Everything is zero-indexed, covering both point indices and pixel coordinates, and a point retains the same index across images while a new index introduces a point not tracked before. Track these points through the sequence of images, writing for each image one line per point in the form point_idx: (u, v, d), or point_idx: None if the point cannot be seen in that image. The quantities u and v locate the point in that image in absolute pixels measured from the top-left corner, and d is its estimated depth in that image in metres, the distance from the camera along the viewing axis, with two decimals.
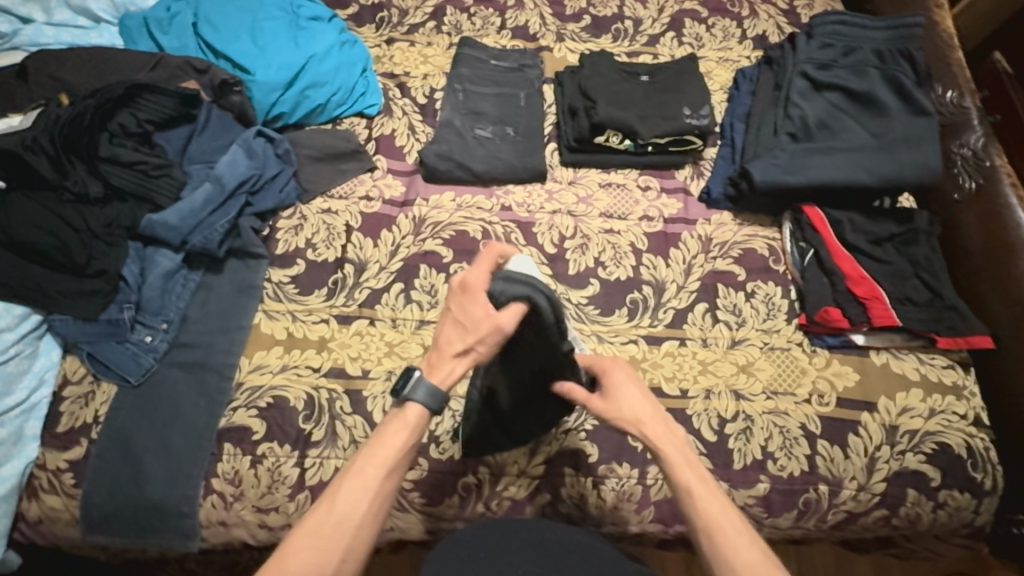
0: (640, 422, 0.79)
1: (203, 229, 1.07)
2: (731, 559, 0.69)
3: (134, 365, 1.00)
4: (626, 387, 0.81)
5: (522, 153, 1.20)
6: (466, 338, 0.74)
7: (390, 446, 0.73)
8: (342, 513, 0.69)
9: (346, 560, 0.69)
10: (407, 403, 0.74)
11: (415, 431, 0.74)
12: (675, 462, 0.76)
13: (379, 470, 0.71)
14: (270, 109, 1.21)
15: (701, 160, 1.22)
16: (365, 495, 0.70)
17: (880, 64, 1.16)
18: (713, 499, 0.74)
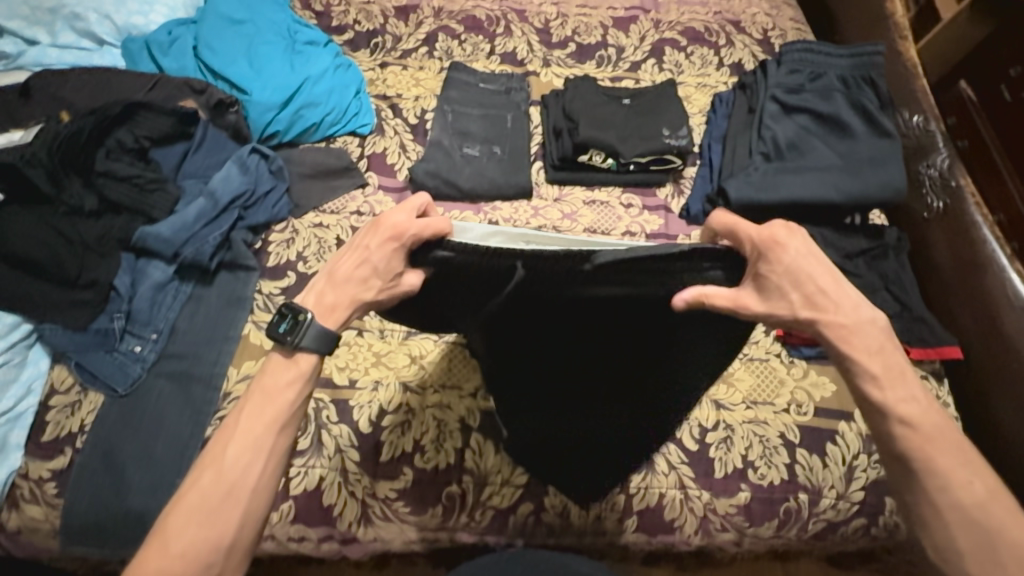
0: (821, 318, 0.64)
1: (195, 242, 1.10)
2: (935, 489, 0.64)
3: (122, 375, 1.01)
4: (800, 275, 0.64)
5: (508, 171, 1.24)
6: (371, 284, 0.70)
7: (279, 402, 0.68)
8: (232, 479, 0.65)
9: (245, 525, 0.66)
10: (296, 351, 0.69)
11: (306, 382, 0.70)
12: (876, 375, 0.65)
13: (269, 429, 0.67)
14: (265, 127, 1.25)
15: (681, 178, 1.27)
16: (257, 457, 0.66)
17: (845, 90, 1.23)
18: (919, 415, 0.64)
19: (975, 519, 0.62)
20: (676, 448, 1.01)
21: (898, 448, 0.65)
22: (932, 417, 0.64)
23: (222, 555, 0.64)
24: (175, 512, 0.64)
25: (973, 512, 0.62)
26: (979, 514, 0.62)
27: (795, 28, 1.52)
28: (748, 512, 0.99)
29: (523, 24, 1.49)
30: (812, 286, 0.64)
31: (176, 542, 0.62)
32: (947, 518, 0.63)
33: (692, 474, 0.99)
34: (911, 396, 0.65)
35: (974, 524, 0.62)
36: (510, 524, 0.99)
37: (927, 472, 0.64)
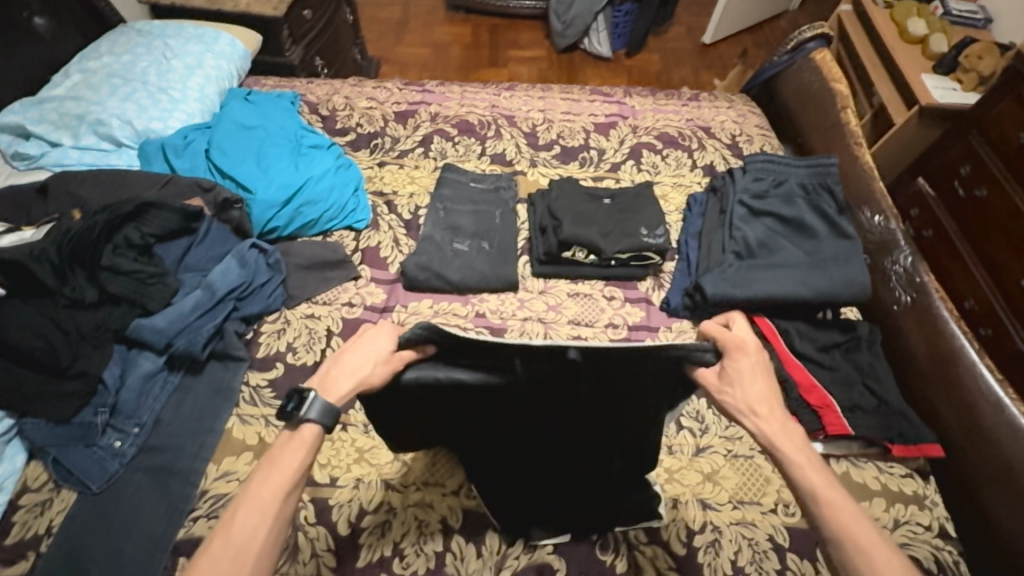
0: (754, 412, 0.75)
1: (188, 333, 1.11)
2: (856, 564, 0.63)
3: (98, 471, 1.00)
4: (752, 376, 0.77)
5: (496, 264, 1.30)
6: (370, 361, 0.76)
7: (286, 468, 0.68)
8: (240, 543, 0.62)
9: None
10: (302, 424, 0.71)
11: (311, 452, 0.71)
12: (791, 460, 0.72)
13: (287, 495, 0.67)
14: (266, 223, 1.33)
15: (661, 272, 1.34)
16: (263, 521, 0.64)
17: (807, 196, 1.33)
18: (834, 500, 0.68)
19: None
20: (664, 553, 0.98)
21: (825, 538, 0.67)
22: (854, 510, 0.67)
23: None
24: None
25: None
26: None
27: (760, 134, 1.67)
28: None
29: (512, 129, 1.62)
30: (752, 390, 0.77)
31: None
32: None
33: None
34: (832, 484, 0.69)
35: None
36: None
37: (859, 562, 0.63)
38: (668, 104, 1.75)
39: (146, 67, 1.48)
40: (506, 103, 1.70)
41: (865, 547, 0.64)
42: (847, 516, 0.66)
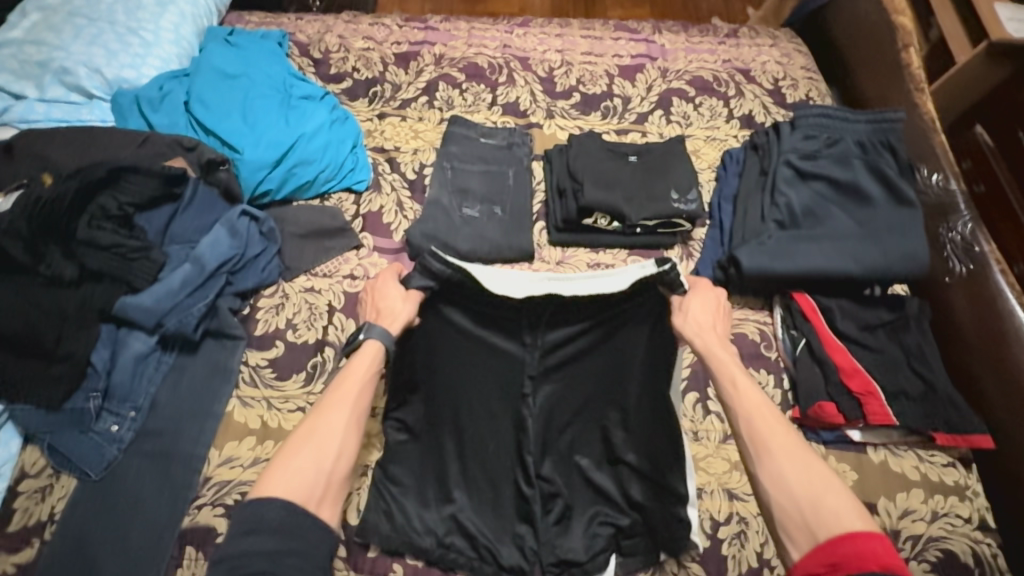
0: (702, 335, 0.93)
1: (178, 312, 1.04)
2: (768, 445, 0.80)
3: (96, 458, 0.96)
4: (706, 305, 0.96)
5: (509, 232, 1.19)
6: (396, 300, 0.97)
7: (358, 374, 0.87)
8: (327, 424, 0.81)
9: (340, 457, 0.80)
10: (364, 341, 0.91)
11: (376, 363, 0.89)
12: (728, 373, 0.89)
13: (361, 391, 0.86)
14: (257, 186, 1.20)
15: (690, 240, 1.22)
16: (343, 407, 0.83)
17: (863, 155, 1.17)
18: (760, 408, 0.84)
19: (792, 455, 0.79)
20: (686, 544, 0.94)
21: (744, 439, 0.83)
22: (776, 420, 0.82)
23: (323, 487, 0.77)
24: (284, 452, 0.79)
25: (794, 454, 0.79)
26: (811, 494, 0.75)
27: (806, 78, 1.47)
28: None
29: (526, 73, 1.44)
30: (711, 315, 0.96)
31: (291, 463, 0.77)
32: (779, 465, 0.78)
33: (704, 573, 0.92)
34: (755, 394, 0.85)
35: (792, 459, 0.79)
36: None
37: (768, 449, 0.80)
38: (704, 42, 1.54)
39: (112, 5, 1.31)
40: (519, 43, 1.51)
41: (769, 446, 0.80)
42: (776, 428, 0.82)
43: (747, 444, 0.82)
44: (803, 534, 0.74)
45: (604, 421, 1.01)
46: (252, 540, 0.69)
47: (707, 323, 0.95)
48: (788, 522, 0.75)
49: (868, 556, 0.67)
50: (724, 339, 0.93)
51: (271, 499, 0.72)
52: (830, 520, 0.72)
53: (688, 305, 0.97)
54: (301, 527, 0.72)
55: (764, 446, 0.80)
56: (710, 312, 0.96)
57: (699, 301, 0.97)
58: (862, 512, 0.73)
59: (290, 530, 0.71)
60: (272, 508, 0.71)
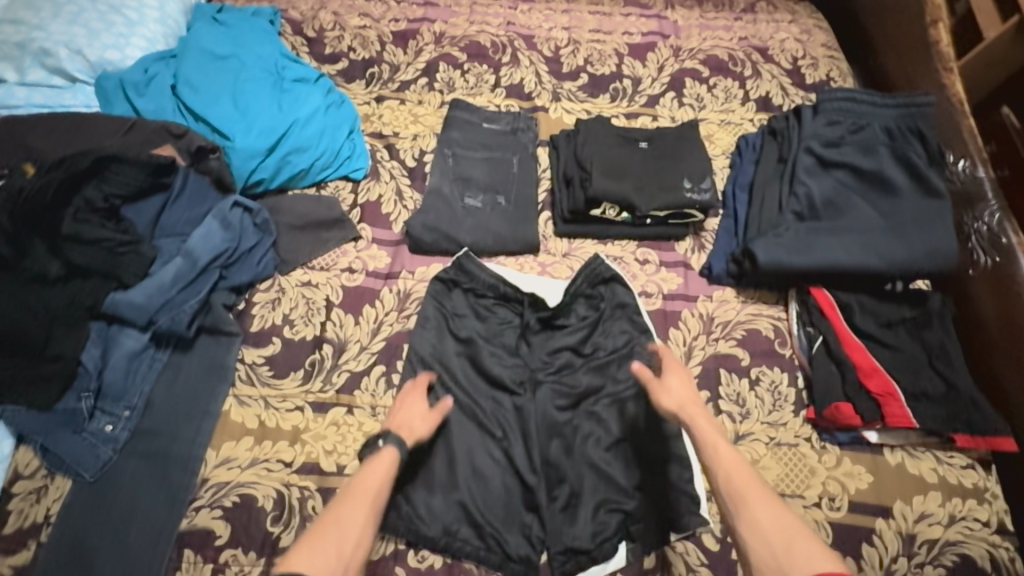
0: (682, 407, 0.90)
1: (170, 309, 1.00)
2: (745, 506, 0.76)
3: (91, 459, 0.93)
4: (682, 379, 0.94)
5: (513, 224, 1.14)
6: (415, 415, 0.92)
7: (376, 473, 0.84)
8: (345, 517, 0.77)
9: (359, 545, 0.76)
10: (384, 447, 0.87)
11: (393, 468, 0.85)
12: (703, 433, 0.86)
13: (379, 489, 0.82)
14: (250, 175, 1.15)
15: (701, 231, 1.17)
16: (362, 507, 0.79)
17: (889, 142, 1.11)
18: (736, 463, 0.81)
19: (770, 514, 0.75)
20: (695, 549, 0.91)
21: (720, 492, 0.79)
22: (748, 473, 0.80)
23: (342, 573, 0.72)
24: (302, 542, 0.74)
25: (772, 512, 0.75)
26: (785, 540, 0.72)
27: (827, 56, 1.39)
28: None
29: (531, 52, 1.37)
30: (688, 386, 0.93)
31: (312, 551, 0.72)
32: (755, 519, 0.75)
33: None
34: (730, 456, 0.82)
35: (772, 519, 0.74)
36: None
37: (745, 510, 0.76)
38: (719, 18, 1.45)
39: None
40: (524, 20, 1.43)
41: (746, 497, 0.77)
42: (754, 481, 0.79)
43: (723, 492, 0.79)
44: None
45: (610, 422, 0.98)
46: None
47: (685, 395, 0.91)
48: None
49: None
50: (703, 409, 0.90)
51: None
52: (804, 564, 0.69)
53: (667, 381, 0.93)
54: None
55: (741, 499, 0.77)
56: (688, 388, 0.93)
57: (676, 373, 0.94)
58: (831, 557, 0.70)
59: None
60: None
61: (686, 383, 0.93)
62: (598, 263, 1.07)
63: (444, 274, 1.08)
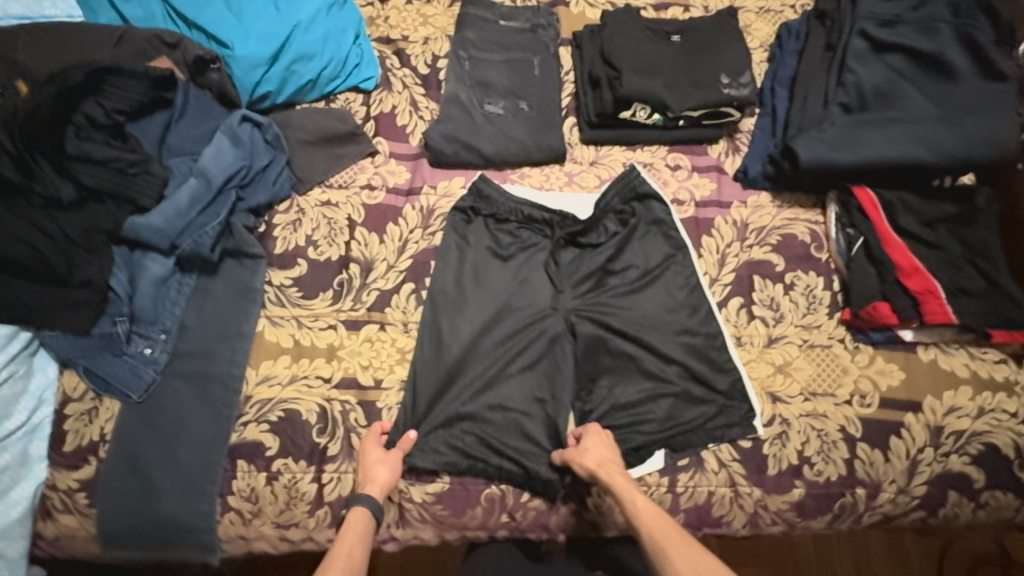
0: (602, 465, 0.88)
1: (192, 232, 0.98)
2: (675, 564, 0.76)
3: (135, 380, 0.95)
4: (599, 446, 0.90)
5: (537, 131, 1.07)
6: (375, 465, 0.90)
7: (350, 535, 0.84)
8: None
9: None
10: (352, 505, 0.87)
11: (368, 524, 0.86)
12: (629, 494, 0.85)
13: (359, 552, 0.83)
14: (254, 88, 1.07)
15: (736, 132, 1.10)
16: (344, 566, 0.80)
17: (951, 20, 1.00)
18: (656, 513, 0.82)
19: None
20: (728, 446, 0.94)
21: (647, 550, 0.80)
22: (680, 535, 0.79)
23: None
24: None
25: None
26: None
27: None
28: (801, 508, 0.94)
29: None
30: (599, 449, 0.90)
31: None
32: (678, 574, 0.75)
33: (744, 471, 0.94)
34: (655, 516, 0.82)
35: None
36: (552, 523, 0.94)
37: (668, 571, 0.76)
38: None
39: None
40: None
41: (672, 559, 0.77)
42: (689, 543, 0.78)
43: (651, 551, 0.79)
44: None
45: (643, 328, 0.98)
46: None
47: (603, 454, 0.89)
48: None
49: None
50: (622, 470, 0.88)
51: None
52: None
53: (585, 443, 0.91)
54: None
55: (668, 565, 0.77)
56: (606, 447, 0.90)
57: (593, 436, 0.92)
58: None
59: None
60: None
61: (605, 447, 0.90)
62: (633, 176, 1.04)
63: (462, 204, 1.04)
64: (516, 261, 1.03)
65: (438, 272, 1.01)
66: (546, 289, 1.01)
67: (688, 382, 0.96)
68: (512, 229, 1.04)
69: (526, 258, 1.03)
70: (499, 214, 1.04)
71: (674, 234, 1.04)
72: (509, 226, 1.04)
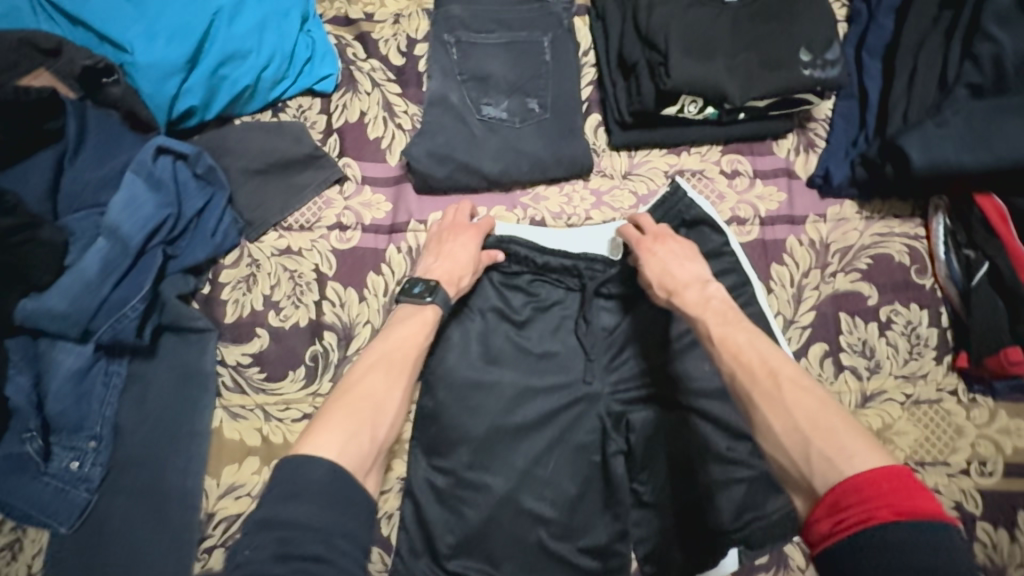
0: (671, 289, 0.71)
1: (109, 312, 0.74)
2: (791, 411, 0.56)
3: (65, 507, 0.74)
4: (671, 257, 0.74)
5: (553, 140, 0.82)
6: (465, 262, 0.76)
7: (417, 339, 0.69)
8: (373, 390, 0.63)
9: (393, 424, 0.63)
10: (426, 301, 0.72)
11: (430, 328, 0.71)
12: (706, 322, 0.66)
13: (411, 346, 0.68)
14: (173, 104, 0.79)
15: (808, 122, 0.86)
16: (396, 388, 0.65)
17: None
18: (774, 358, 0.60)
19: (816, 425, 0.54)
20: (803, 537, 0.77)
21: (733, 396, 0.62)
22: (774, 362, 0.60)
23: (373, 455, 0.59)
24: (330, 414, 0.59)
25: (818, 420, 0.55)
26: (819, 431, 0.54)
27: None
28: None
29: None
30: (679, 273, 0.72)
31: (319, 438, 0.56)
32: (797, 417, 0.56)
33: None
34: (766, 351, 0.61)
35: (819, 428, 0.54)
36: None
37: (775, 411, 0.57)
38: None
39: None
40: None
41: (781, 398, 0.57)
42: (780, 377, 0.58)
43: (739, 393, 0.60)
44: (801, 487, 0.53)
45: (706, 395, 0.77)
46: (292, 509, 0.49)
47: (680, 274, 0.72)
48: (787, 470, 0.55)
49: (870, 498, 0.47)
50: (702, 284, 0.71)
51: (316, 456, 0.53)
52: (840, 455, 0.51)
53: (650, 253, 0.74)
54: (346, 499, 0.52)
55: (788, 412, 0.56)
56: (681, 256, 0.74)
57: (660, 246, 0.75)
58: (874, 448, 0.52)
59: (333, 500, 0.51)
60: (313, 476, 0.52)
61: (681, 255, 0.74)
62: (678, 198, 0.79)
63: None
64: (536, 321, 0.80)
65: (439, 353, 0.79)
66: (575, 359, 0.79)
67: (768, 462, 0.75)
68: (526, 285, 0.80)
69: (546, 321, 0.81)
70: (507, 268, 0.80)
71: (737, 266, 0.79)
72: (521, 281, 0.80)
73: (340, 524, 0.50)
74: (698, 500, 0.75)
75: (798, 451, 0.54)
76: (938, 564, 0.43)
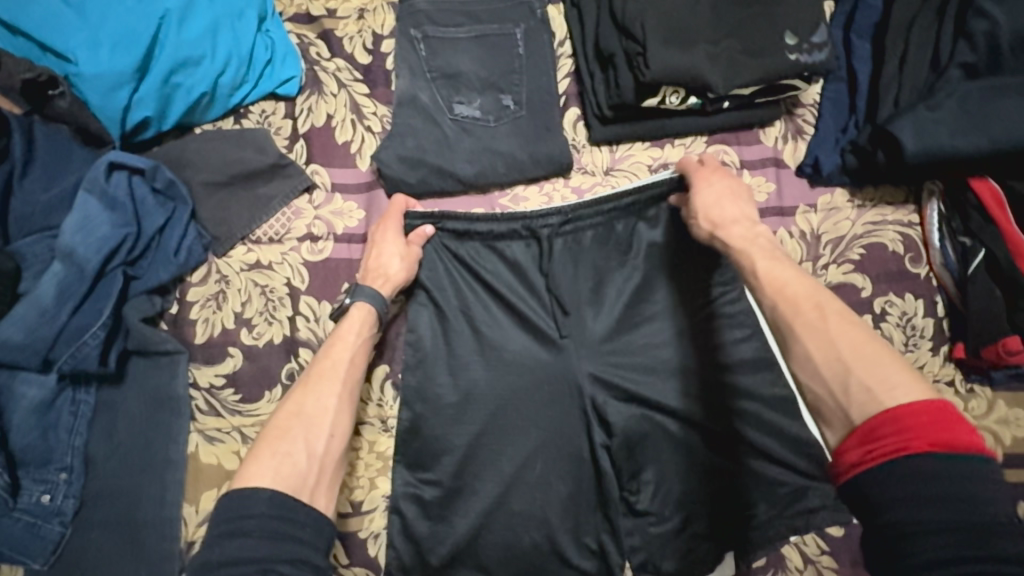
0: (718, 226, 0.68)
1: (69, 339, 0.71)
2: (832, 339, 0.54)
3: (37, 542, 0.71)
4: (719, 197, 0.71)
5: (530, 138, 0.78)
6: (392, 256, 0.74)
7: (347, 338, 0.69)
8: (309, 405, 0.63)
9: (335, 435, 0.63)
10: (353, 305, 0.71)
11: (367, 327, 0.70)
12: (751, 256, 0.64)
13: (345, 355, 0.68)
14: (125, 116, 0.75)
15: (796, 108, 0.82)
16: (333, 398, 0.64)
17: None
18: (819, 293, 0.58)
19: (862, 356, 0.52)
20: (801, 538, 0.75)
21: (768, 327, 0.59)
22: (820, 298, 0.58)
23: (318, 471, 0.59)
24: (263, 442, 0.59)
25: (862, 350, 0.52)
26: (860, 362, 0.52)
27: None
28: None
29: None
30: (725, 211, 0.69)
31: (251, 469, 0.56)
32: (841, 348, 0.53)
33: (836, 566, 0.75)
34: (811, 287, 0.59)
35: (863, 360, 0.52)
36: None
37: (816, 341, 0.54)
38: None
39: None
40: None
41: (826, 328, 0.55)
42: (826, 309, 0.56)
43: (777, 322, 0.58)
44: (835, 420, 0.51)
45: (698, 399, 0.74)
46: (239, 544, 0.49)
47: (729, 212, 0.69)
48: (820, 401, 0.53)
49: (908, 430, 0.46)
50: (750, 227, 0.68)
51: (249, 488, 0.53)
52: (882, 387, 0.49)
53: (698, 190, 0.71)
54: (287, 523, 0.52)
55: (831, 343, 0.54)
56: (728, 195, 0.71)
57: (707, 186, 0.72)
58: (917, 382, 0.50)
59: (277, 528, 0.51)
60: (252, 511, 0.51)
61: (730, 195, 0.71)
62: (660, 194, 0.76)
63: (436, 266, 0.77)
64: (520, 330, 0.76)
65: (420, 366, 0.76)
66: None
67: (762, 464, 0.73)
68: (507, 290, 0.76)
69: None
70: (486, 273, 0.77)
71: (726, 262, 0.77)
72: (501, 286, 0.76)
73: (283, 550, 0.50)
74: (692, 505, 0.73)
75: (834, 379, 0.52)
76: (966, 497, 0.43)
